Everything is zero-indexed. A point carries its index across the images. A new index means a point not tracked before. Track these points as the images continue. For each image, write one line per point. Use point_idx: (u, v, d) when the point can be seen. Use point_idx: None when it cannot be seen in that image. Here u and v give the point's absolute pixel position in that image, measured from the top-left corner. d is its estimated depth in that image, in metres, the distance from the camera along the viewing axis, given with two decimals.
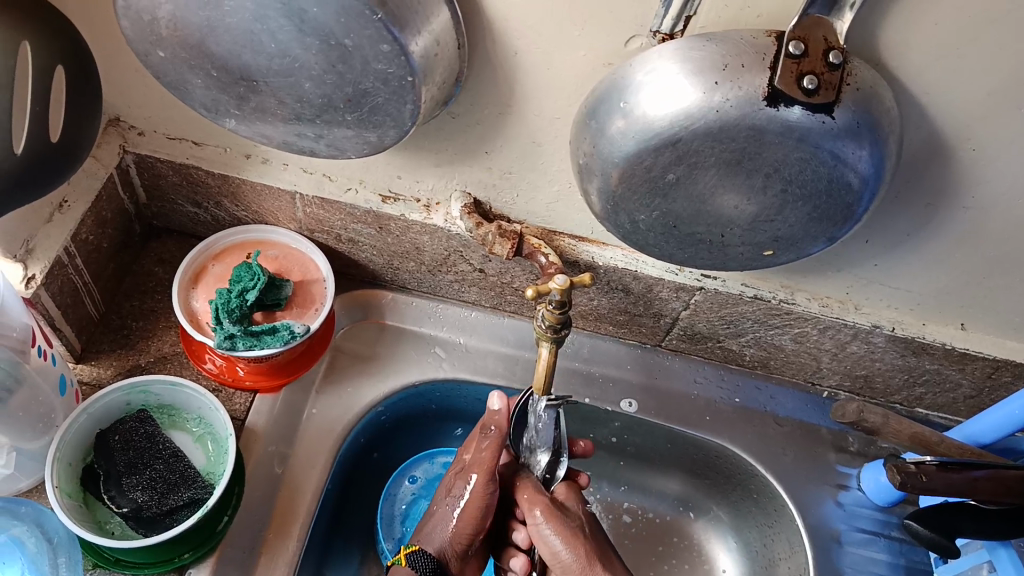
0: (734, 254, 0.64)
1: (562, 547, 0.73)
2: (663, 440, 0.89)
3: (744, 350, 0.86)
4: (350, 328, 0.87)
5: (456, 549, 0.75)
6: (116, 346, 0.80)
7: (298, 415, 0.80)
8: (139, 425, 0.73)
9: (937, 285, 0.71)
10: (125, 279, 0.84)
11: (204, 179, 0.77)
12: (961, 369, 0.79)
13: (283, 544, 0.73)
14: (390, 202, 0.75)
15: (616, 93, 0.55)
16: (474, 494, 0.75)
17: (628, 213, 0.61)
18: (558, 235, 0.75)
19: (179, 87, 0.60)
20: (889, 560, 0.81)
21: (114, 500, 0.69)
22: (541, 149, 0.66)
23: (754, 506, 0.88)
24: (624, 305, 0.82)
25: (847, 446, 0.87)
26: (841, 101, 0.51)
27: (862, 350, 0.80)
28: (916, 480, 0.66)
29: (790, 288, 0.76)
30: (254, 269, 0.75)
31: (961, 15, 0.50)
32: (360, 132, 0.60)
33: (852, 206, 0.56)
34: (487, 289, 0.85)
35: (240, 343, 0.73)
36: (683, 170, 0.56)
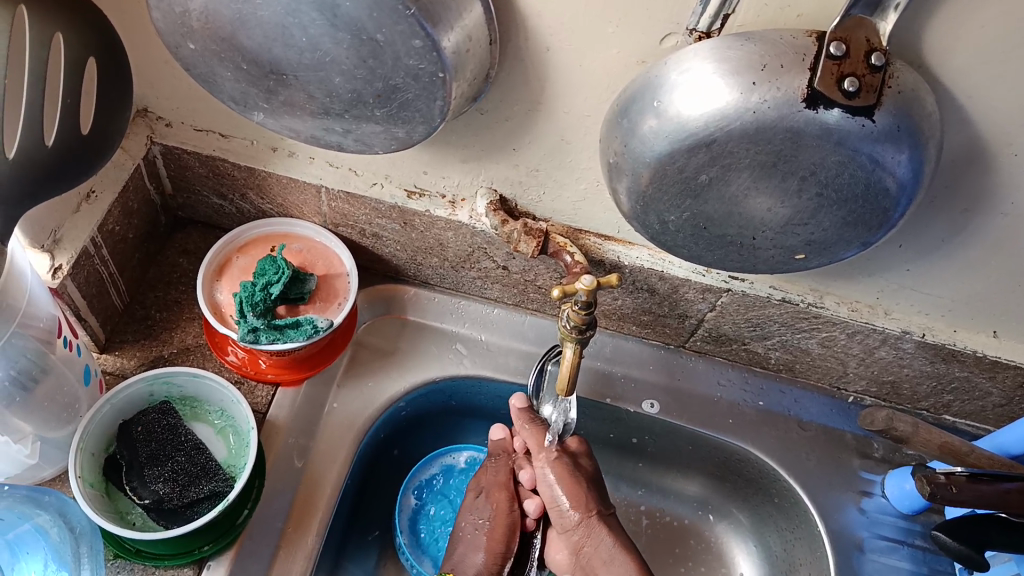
0: (764, 257, 0.62)
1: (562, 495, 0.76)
2: (684, 441, 0.88)
3: (769, 353, 0.85)
4: (372, 323, 0.87)
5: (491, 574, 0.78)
6: (140, 336, 0.80)
7: (319, 409, 0.80)
8: (162, 417, 0.73)
9: (970, 291, 0.70)
10: (149, 270, 0.84)
11: (230, 171, 0.77)
12: (991, 377, 0.78)
13: (302, 539, 0.73)
14: (415, 198, 0.75)
15: (649, 92, 0.54)
16: (501, 514, 0.81)
17: (657, 214, 0.60)
18: (584, 234, 0.74)
19: (209, 80, 0.59)
20: (912, 569, 0.80)
21: (136, 491, 0.69)
22: (570, 147, 0.65)
23: (775, 510, 0.87)
24: (649, 305, 0.82)
25: (872, 453, 0.86)
26: (882, 104, 0.49)
27: (891, 356, 0.79)
28: (946, 491, 0.64)
29: (819, 291, 0.75)
30: (278, 263, 0.75)
31: (1008, 18, 0.49)
32: (389, 128, 0.59)
33: (889, 210, 0.55)
34: (510, 286, 0.84)
35: (263, 336, 0.73)
36: (716, 171, 0.55)
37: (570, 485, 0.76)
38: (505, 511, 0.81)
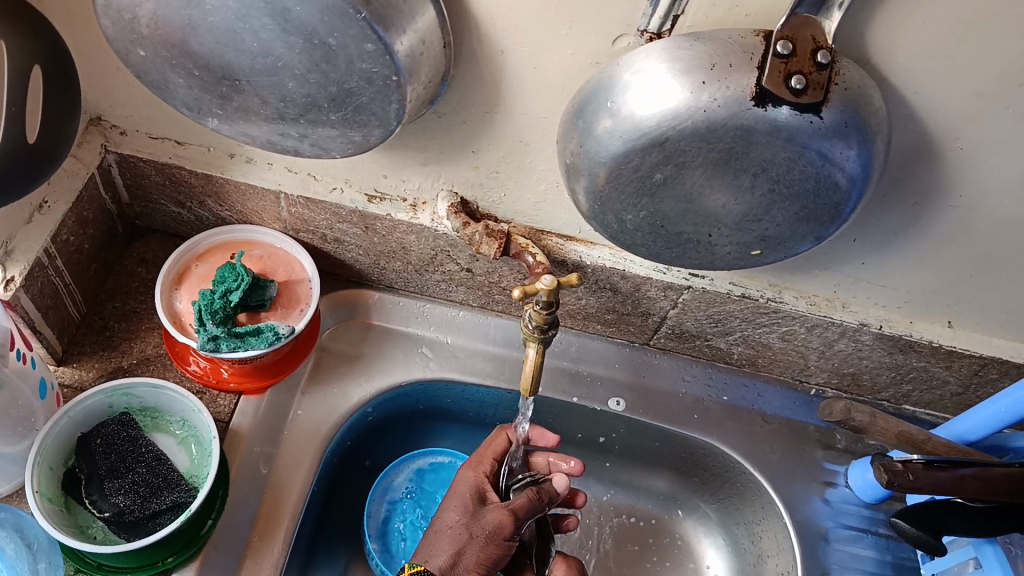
0: (721, 254, 0.63)
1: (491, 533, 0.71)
2: (651, 438, 0.89)
3: (732, 348, 0.86)
4: (336, 328, 0.86)
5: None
6: (98, 347, 0.78)
7: (284, 416, 0.79)
8: (122, 428, 0.72)
9: (924, 283, 0.72)
10: (107, 280, 0.83)
11: (188, 179, 0.76)
12: (947, 367, 0.80)
13: (268, 548, 0.72)
14: (376, 201, 0.75)
15: (603, 93, 0.55)
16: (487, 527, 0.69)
17: (615, 213, 0.61)
18: (545, 234, 0.75)
19: (161, 87, 0.59)
20: (876, 557, 0.82)
21: (96, 504, 0.67)
22: (528, 148, 0.66)
23: (741, 503, 0.88)
24: (612, 303, 0.82)
25: (834, 444, 0.87)
26: (829, 101, 0.50)
27: (850, 348, 0.81)
28: (903, 479, 0.66)
29: (778, 286, 0.76)
30: (238, 270, 0.74)
31: (949, 16, 0.50)
32: (345, 132, 0.59)
33: (840, 205, 0.56)
34: (475, 288, 0.84)
35: (224, 344, 0.72)
36: (670, 170, 0.56)
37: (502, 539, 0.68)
38: (497, 520, 0.69)
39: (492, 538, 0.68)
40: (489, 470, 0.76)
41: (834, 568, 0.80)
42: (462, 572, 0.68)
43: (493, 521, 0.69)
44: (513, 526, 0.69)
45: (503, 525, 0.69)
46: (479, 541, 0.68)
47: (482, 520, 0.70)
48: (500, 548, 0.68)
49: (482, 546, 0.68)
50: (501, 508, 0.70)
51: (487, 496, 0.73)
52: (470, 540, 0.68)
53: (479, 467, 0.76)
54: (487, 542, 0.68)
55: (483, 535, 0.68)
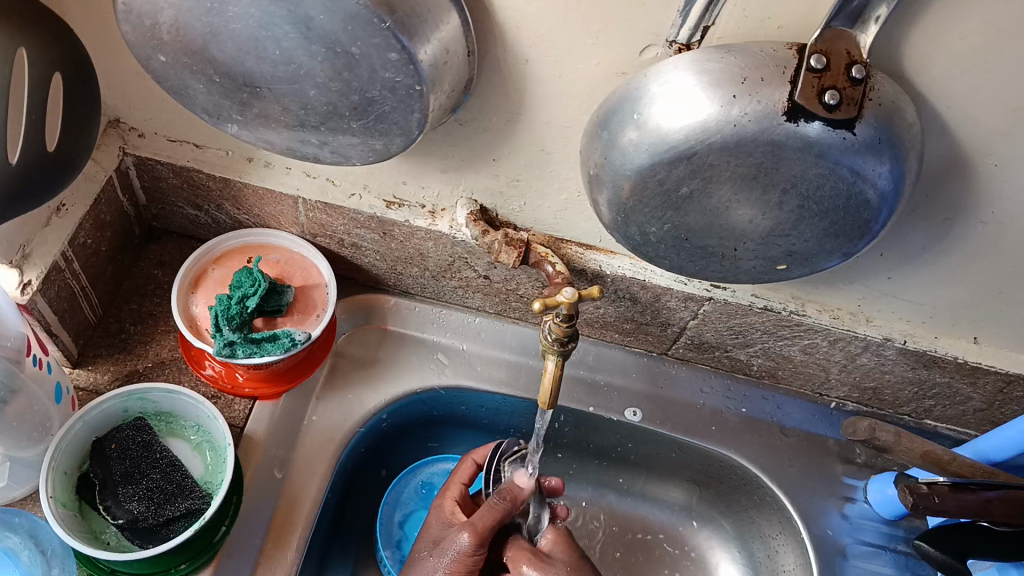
0: (745, 268, 0.62)
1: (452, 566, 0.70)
2: (668, 449, 0.87)
3: (751, 360, 0.84)
4: (352, 333, 0.86)
5: None
6: (114, 350, 0.78)
7: (299, 421, 0.79)
8: (136, 433, 0.71)
9: (952, 298, 0.70)
10: (123, 283, 0.82)
11: (205, 183, 0.76)
12: (972, 382, 0.78)
13: (281, 556, 0.72)
14: (395, 207, 0.74)
15: (629, 104, 0.54)
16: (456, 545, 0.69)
17: (638, 225, 0.60)
18: (565, 243, 0.74)
19: (181, 92, 0.58)
20: (894, 574, 0.81)
21: (110, 511, 0.67)
22: (550, 157, 0.65)
23: (757, 516, 0.86)
24: (631, 313, 0.81)
25: (854, 458, 0.86)
26: (863, 117, 0.49)
27: (872, 363, 0.79)
28: (929, 502, 0.62)
29: (800, 299, 0.75)
30: (254, 275, 0.74)
31: (989, 31, 0.48)
32: (366, 140, 0.58)
33: (870, 221, 0.55)
34: (492, 295, 0.83)
35: (240, 350, 0.71)
36: (697, 184, 0.55)
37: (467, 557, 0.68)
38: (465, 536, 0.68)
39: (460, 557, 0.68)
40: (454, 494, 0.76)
41: None
42: None
43: (459, 536, 0.69)
44: (478, 541, 0.68)
45: (464, 543, 0.68)
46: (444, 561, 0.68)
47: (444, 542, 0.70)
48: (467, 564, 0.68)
49: (449, 564, 0.68)
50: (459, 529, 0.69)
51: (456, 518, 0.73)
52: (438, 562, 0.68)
53: (447, 495, 0.76)
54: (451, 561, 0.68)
55: (446, 555, 0.68)
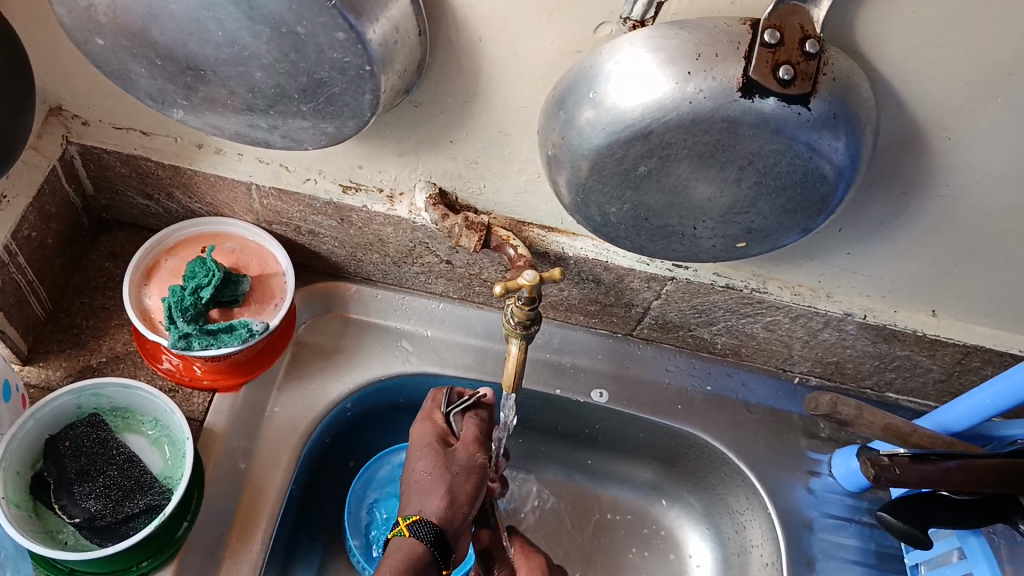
0: (705, 246, 0.62)
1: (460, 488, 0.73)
2: (635, 429, 0.88)
3: (716, 338, 0.85)
4: (313, 321, 0.84)
5: (457, 518, 0.71)
6: (66, 346, 0.76)
7: (260, 413, 0.77)
8: (92, 430, 0.69)
9: (911, 272, 0.71)
10: (73, 276, 0.80)
11: (155, 171, 0.73)
12: (931, 355, 0.79)
13: (245, 549, 0.70)
14: (352, 193, 0.72)
15: (585, 83, 0.53)
16: (468, 463, 0.74)
17: (598, 206, 0.60)
18: (527, 226, 0.73)
19: (123, 76, 0.56)
20: (859, 546, 0.82)
21: (66, 510, 0.65)
22: (508, 138, 0.64)
23: (724, 492, 0.87)
24: (595, 295, 0.81)
25: (818, 433, 0.87)
26: (817, 92, 0.49)
27: (834, 338, 0.80)
28: (890, 474, 0.62)
29: (762, 276, 0.75)
30: (208, 265, 0.72)
31: (941, 3, 0.48)
32: (317, 123, 0.57)
33: (827, 197, 0.55)
34: (455, 280, 0.82)
35: (196, 342, 0.69)
36: (655, 162, 0.54)
37: (476, 474, 0.74)
38: (471, 452, 0.74)
39: (473, 470, 0.74)
40: (442, 418, 0.77)
41: (817, 558, 0.80)
42: (456, 509, 0.71)
43: (466, 456, 0.74)
44: (482, 455, 0.75)
45: (476, 456, 0.74)
46: (460, 478, 0.73)
47: (454, 459, 0.73)
48: (479, 477, 0.74)
49: (464, 480, 0.73)
50: (468, 443, 0.75)
51: (451, 441, 0.76)
52: (457, 479, 0.72)
53: (434, 418, 0.77)
54: (469, 475, 0.73)
55: (461, 471, 0.73)
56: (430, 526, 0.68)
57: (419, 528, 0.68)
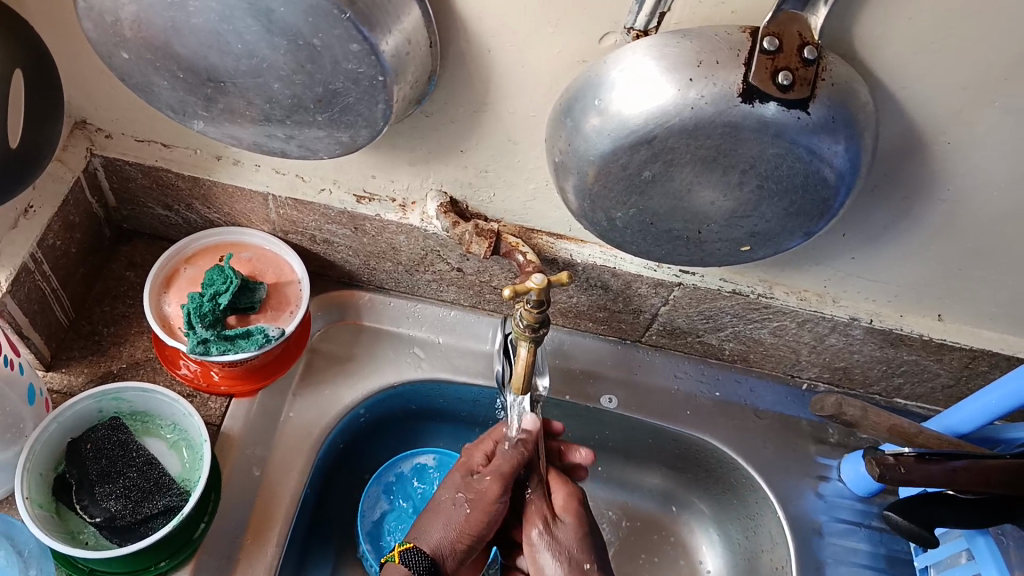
0: (711, 250, 0.63)
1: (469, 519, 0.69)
2: (644, 435, 0.88)
3: (723, 344, 0.86)
4: (328, 329, 0.86)
5: (449, 553, 0.68)
6: (87, 352, 0.78)
7: (276, 418, 0.79)
8: (112, 432, 0.71)
9: (915, 277, 0.72)
10: (94, 285, 0.82)
11: (175, 182, 0.75)
12: (938, 359, 0.80)
13: (261, 552, 0.72)
14: (365, 202, 0.74)
15: (591, 91, 0.54)
16: (478, 497, 0.69)
17: (605, 211, 0.61)
18: (536, 233, 0.75)
19: (146, 89, 0.58)
20: (870, 550, 0.82)
21: (87, 510, 0.67)
22: (517, 147, 0.65)
23: (733, 497, 0.88)
24: (604, 301, 0.82)
25: (827, 438, 0.87)
26: (816, 97, 0.50)
27: (841, 343, 0.81)
28: (895, 473, 0.62)
29: (768, 282, 0.76)
30: (226, 272, 0.74)
31: (935, 10, 0.50)
32: (332, 132, 0.59)
33: (829, 200, 0.56)
34: (466, 288, 0.84)
35: (214, 348, 0.72)
36: (659, 167, 0.56)
37: (485, 509, 0.69)
38: (489, 487, 0.69)
39: (480, 504, 0.69)
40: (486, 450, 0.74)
41: (827, 562, 0.80)
42: (449, 542, 0.68)
43: (481, 487, 0.69)
44: (500, 490, 0.69)
45: (490, 491, 0.69)
46: (465, 511, 0.69)
47: (469, 489, 0.70)
48: (486, 514, 0.69)
49: (471, 513, 0.69)
50: (490, 472, 0.70)
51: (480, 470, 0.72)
52: (458, 512, 0.69)
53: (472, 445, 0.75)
54: (474, 509, 0.69)
55: (470, 503, 0.69)
56: (422, 556, 0.66)
57: (412, 556, 0.66)
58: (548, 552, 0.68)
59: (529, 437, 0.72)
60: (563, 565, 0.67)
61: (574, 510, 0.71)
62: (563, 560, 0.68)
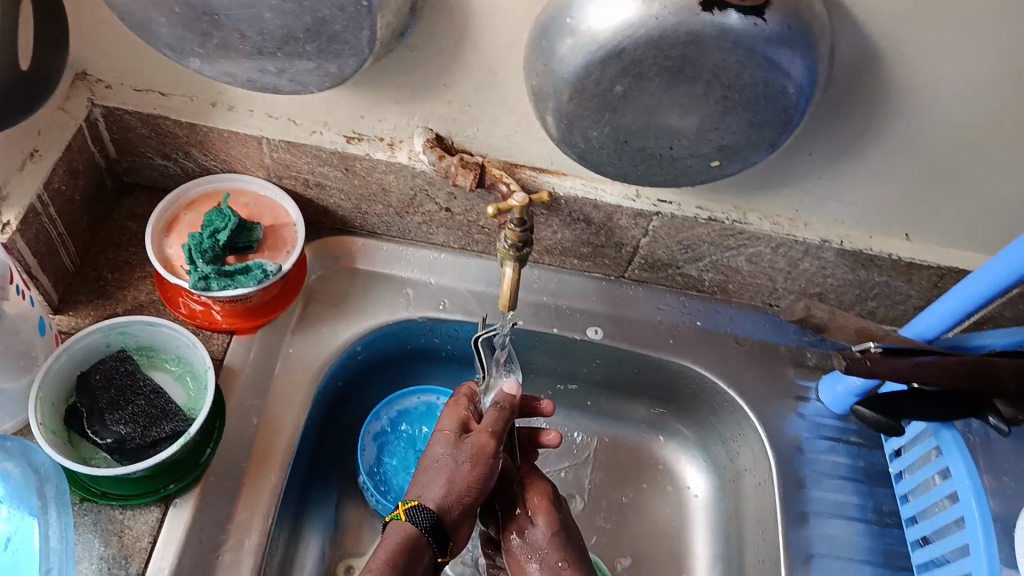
0: (682, 167, 0.67)
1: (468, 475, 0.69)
2: (631, 366, 0.92)
3: (703, 275, 0.90)
4: (324, 274, 0.89)
5: (456, 508, 0.67)
6: (93, 297, 0.81)
7: (276, 354, 0.82)
8: (119, 363, 0.75)
9: (880, 195, 0.76)
10: (99, 234, 0.85)
11: (172, 129, 0.79)
12: (908, 280, 0.84)
13: (264, 475, 0.76)
14: (355, 142, 0.78)
15: (563, 12, 0.58)
16: (478, 444, 0.70)
17: (581, 131, 0.65)
18: (519, 167, 0.78)
19: (144, 28, 0.62)
20: (850, 463, 0.86)
21: (98, 434, 0.71)
22: (497, 78, 0.69)
23: (718, 422, 0.92)
24: (587, 236, 0.86)
25: (805, 362, 0.91)
26: (771, 5, 0.55)
27: (814, 267, 0.85)
28: (861, 365, 0.66)
29: (741, 208, 0.80)
30: (224, 213, 0.78)
31: None
32: (320, 64, 0.63)
33: (788, 109, 0.60)
34: (454, 229, 0.88)
35: (215, 284, 0.75)
36: (629, 82, 0.59)
37: (483, 461, 0.69)
38: (483, 440, 0.70)
39: (477, 458, 0.69)
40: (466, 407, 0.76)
41: (808, 475, 0.84)
42: (455, 496, 0.68)
43: (474, 442, 0.70)
44: (496, 446, 0.71)
45: (486, 445, 0.70)
46: (463, 466, 0.69)
47: (464, 446, 0.71)
48: (487, 467, 0.70)
49: (471, 468, 0.69)
50: (482, 429, 0.71)
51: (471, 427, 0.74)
52: (458, 468, 0.69)
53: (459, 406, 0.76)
54: (473, 463, 0.69)
55: (468, 458, 0.70)
56: (428, 514, 0.66)
57: (416, 514, 0.66)
58: (532, 563, 0.72)
59: (512, 398, 0.75)
60: (543, 568, 0.71)
61: (555, 542, 0.72)
62: (540, 563, 0.72)
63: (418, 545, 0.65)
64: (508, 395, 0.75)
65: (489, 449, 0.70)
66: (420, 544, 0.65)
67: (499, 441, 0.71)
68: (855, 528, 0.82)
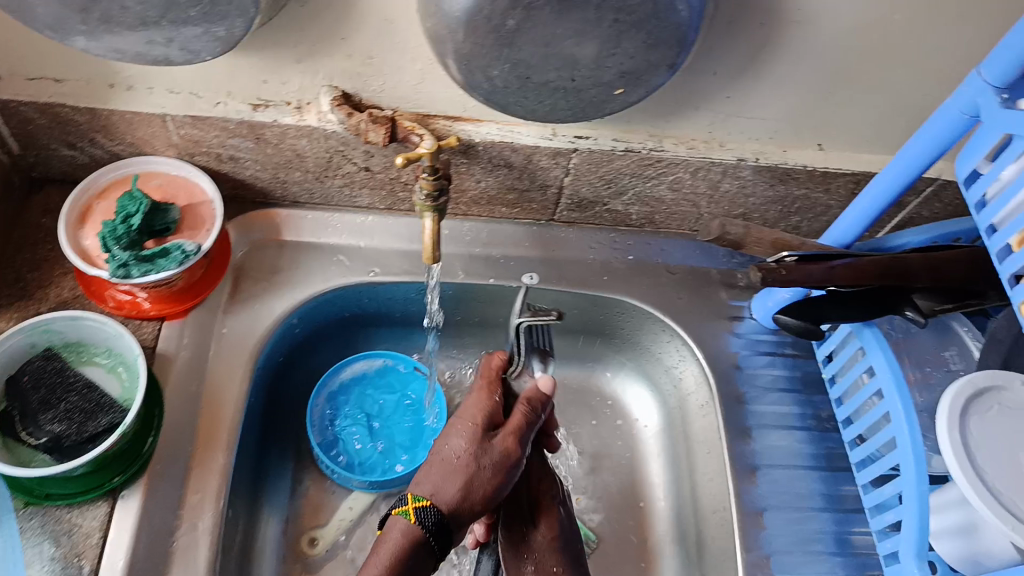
0: (588, 97, 0.67)
1: (488, 479, 0.65)
2: (570, 306, 0.93)
3: (630, 209, 0.91)
4: (250, 250, 0.88)
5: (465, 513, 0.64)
6: (14, 297, 0.79)
7: (210, 334, 0.82)
8: (46, 363, 0.73)
9: (787, 107, 0.77)
10: (11, 233, 0.83)
11: (72, 116, 0.77)
12: (826, 190, 0.86)
13: (212, 454, 0.76)
14: (262, 109, 0.77)
15: None
16: (499, 453, 0.67)
17: (482, 70, 0.64)
18: (433, 118, 0.78)
19: (20, 10, 0.60)
20: (786, 375, 0.89)
21: (33, 435, 0.69)
22: (394, 26, 0.68)
23: (660, 351, 0.94)
24: (510, 181, 0.86)
25: (736, 283, 0.93)
26: None
27: (735, 188, 0.86)
28: (778, 275, 0.66)
29: (657, 136, 0.81)
30: (136, 196, 0.76)
31: None
32: (208, 28, 0.61)
33: (680, 26, 0.61)
34: (378, 188, 0.87)
35: (135, 270, 0.74)
36: (520, 14, 0.59)
37: (502, 472, 0.66)
38: (507, 447, 0.67)
39: (501, 466, 0.66)
40: (494, 395, 0.73)
41: (746, 390, 0.87)
42: (467, 503, 0.64)
43: (500, 446, 0.67)
44: (520, 454, 0.67)
45: (512, 451, 0.67)
46: (487, 468, 0.66)
47: (490, 446, 0.67)
48: (506, 475, 0.66)
49: (492, 474, 0.66)
50: (508, 434, 0.68)
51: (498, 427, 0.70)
52: (480, 473, 0.65)
53: (490, 393, 0.73)
54: (497, 471, 0.66)
55: (491, 463, 0.66)
56: (437, 515, 0.63)
57: (424, 514, 0.62)
58: (527, 566, 0.71)
59: (544, 399, 0.72)
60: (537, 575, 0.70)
61: (555, 547, 0.72)
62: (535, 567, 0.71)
63: (417, 547, 0.62)
64: (542, 391, 0.72)
65: (507, 460, 0.67)
66: (418, 546, 0.61)
67: (520, 452, 0.67)
68: (797, 437, 0.85)
